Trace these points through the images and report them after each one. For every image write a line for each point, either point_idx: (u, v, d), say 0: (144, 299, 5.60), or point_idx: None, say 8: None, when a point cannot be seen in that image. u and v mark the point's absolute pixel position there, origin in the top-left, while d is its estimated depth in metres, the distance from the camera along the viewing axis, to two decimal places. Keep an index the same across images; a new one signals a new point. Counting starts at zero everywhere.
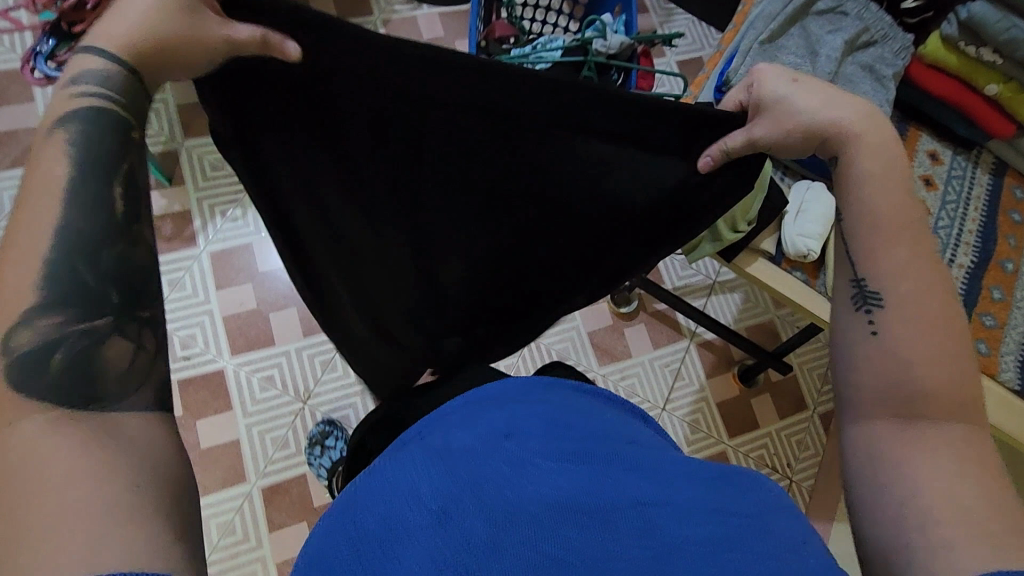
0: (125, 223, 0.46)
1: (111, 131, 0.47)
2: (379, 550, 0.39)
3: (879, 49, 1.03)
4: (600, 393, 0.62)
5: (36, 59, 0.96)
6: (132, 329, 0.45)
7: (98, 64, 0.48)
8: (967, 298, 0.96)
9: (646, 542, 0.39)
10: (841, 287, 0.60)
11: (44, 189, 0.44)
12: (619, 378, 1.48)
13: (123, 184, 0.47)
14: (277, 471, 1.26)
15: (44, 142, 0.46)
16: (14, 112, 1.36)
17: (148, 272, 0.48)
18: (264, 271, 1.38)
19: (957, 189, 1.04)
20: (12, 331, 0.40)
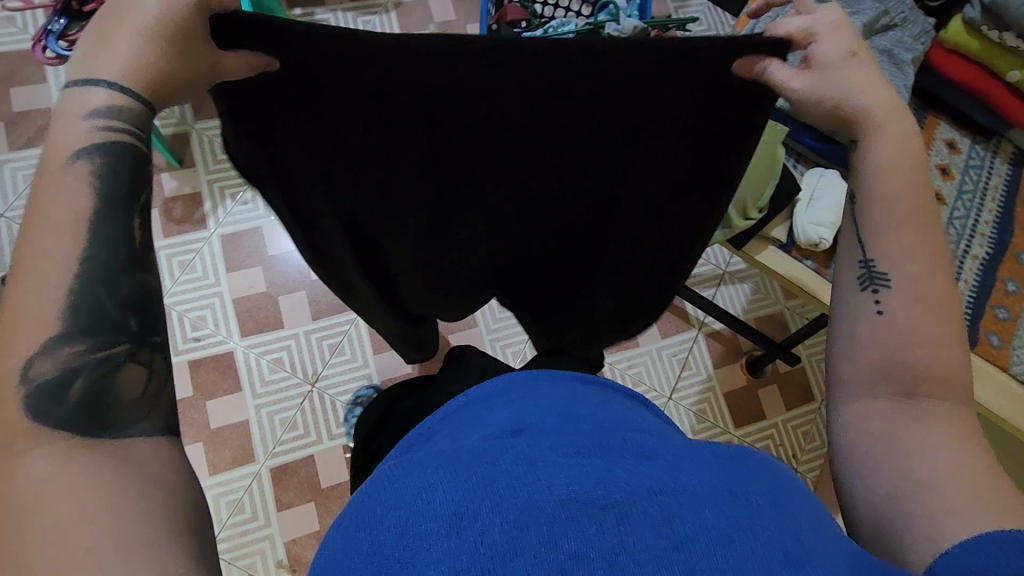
0: (141, 250, 0.48)
1: (129, 163, 0.48)
2: (394, 563, 0.36)
3: (899, 32, 0.99)
4: (601, 382, 0.60)
5: (47, 37, 0.96)
6: (145, 355, 0.47)
7: (103, 98, 0.46)
8: (981, 289, 0.95)
9: (664, 532, 0.38)
10: (847, 265, 0.59)
11: (63, 222, 0.44)
12: (626, 366, 1.48)
13: (141, 216, 0.48)
14: (286, 452, 1.28)
15: (61, 172, 0.46)
16: (27, 92, 1.37)
17: (159, 300, 0.49)
18: (273, 254, 1.39)
19: (974, 178, 1.02)
20: (35, 358, 0.41)
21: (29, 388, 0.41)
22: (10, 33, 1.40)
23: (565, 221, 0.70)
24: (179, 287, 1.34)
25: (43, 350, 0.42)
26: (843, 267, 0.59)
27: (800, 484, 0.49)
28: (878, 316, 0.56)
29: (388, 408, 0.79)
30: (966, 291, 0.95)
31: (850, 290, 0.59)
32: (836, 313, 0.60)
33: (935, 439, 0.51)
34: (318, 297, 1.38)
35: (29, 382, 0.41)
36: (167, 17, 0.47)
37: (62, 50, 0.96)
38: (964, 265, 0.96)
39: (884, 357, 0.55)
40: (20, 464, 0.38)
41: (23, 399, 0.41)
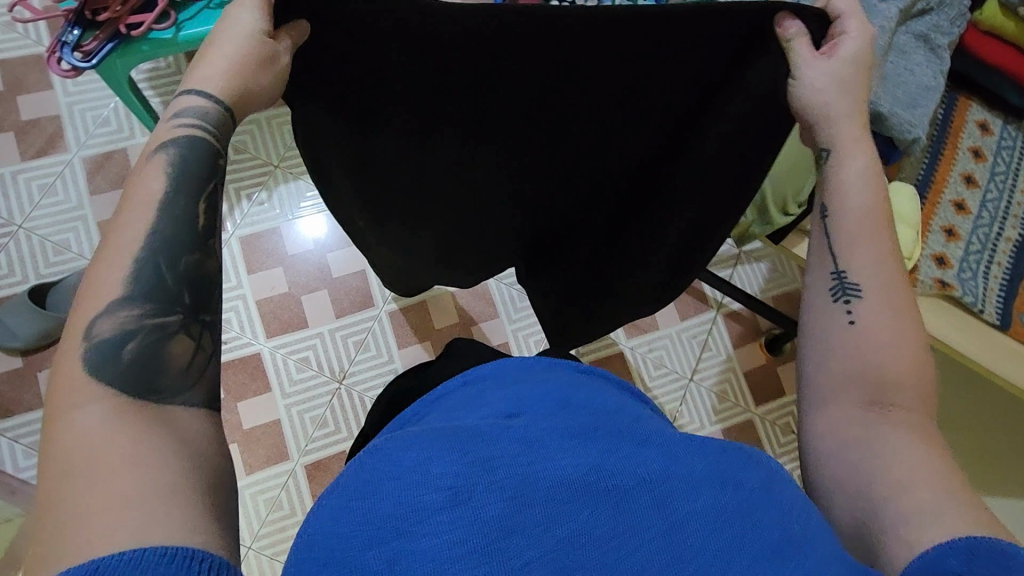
0: (203, 235, 0.50)
1: (198, 155, 0.51)
2: (393, 534, 0.38)
3: (934, 16, 0.95)
4: (599, 373, 0.59)
5: (62, 49, 0.94)
6: (197, 329, 0.48)
7: (197, 103, 0.51)
8: (1015, 272, 0.96)
9: (657, 518, 0.40)
10: (819, 277, 0.62)
11: (141, 202, 0.48)
12: (647, 350, 1.49)
13: (207, 203, 0.50)
14: (318, 449, 1.30)
15: (146, 161, 0.50)
16: (35, 100, 1.36)
17: (216, 280, 0.50)
18: (293, 254, 1.39)
19: (1006, 160, 1.02)
20: (97, 319, 0.44)
21: (90, 345, 0.44)
22: (12, 40, 1.37)
23: (574, 207, 0.71)
24: None
25: (105, 312, 0.45)
26: (816, 279, 0.62)
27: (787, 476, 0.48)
28: (849, 327, 0.59)
29: (387, 401, 0.77)
30: (1000, 274, 0.95)
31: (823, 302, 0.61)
32: (807, 327, 0.62)
33: (923, 425, 0.55)
34: (342, 295, 1.39)
35: (93, 339, 0.44)
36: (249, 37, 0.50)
37: (78, 62, 0.94)
38: (997, 248, 0.97)
39: (847, 352, 0.58)
40: (75, 415, 0.41)
41: (87, 352, 0.43)
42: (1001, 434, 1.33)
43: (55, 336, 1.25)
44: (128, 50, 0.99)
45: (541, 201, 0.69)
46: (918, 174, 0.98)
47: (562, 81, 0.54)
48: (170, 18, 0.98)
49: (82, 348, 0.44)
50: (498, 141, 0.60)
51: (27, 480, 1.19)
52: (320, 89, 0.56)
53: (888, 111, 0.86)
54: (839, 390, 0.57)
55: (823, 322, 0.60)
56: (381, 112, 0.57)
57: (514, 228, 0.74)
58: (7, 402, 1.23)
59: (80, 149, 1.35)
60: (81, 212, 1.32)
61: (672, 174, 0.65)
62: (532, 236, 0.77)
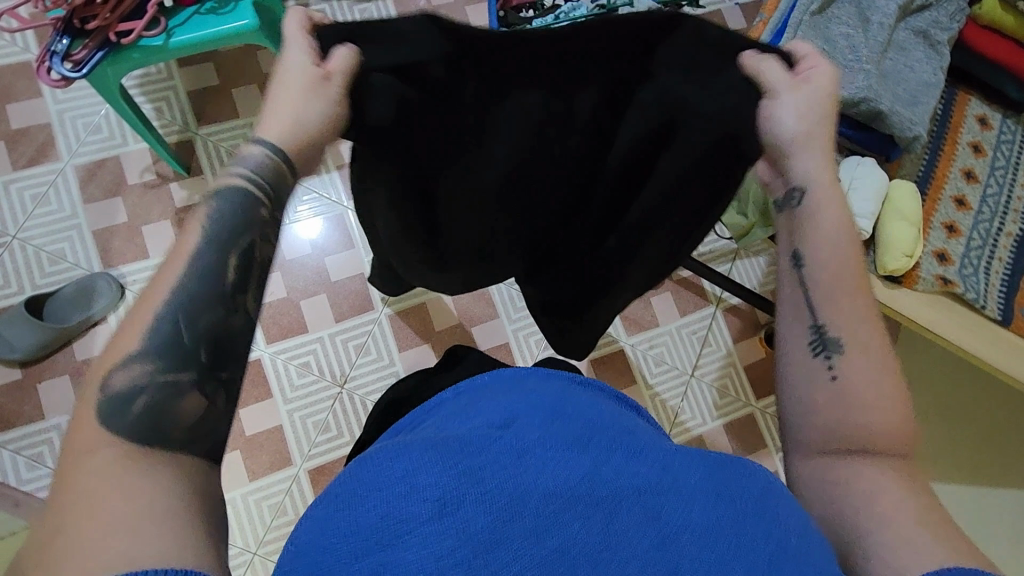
0: (230, 292, 0.51)
1: (243, 204, 0.54)
2: (379, 544, 0.38)
3: (934, 12, 0.98)
4: (593, 383, 0.59)
5: (52, 59, 0.93)
6: (210, 386, 0.49)
7: (256, 154, 0.56)
8: (1015, 267, 0.96)
9: (648, 530, 0.39)
10: (800, 331, 0.61)
11: (179, 254, 0.51)
12: (647, 347, 1.49)
13: (240, 258, 0.53)
14: (321, 453, 1.30)
15: (197, 209, 0.54)
16: (25, 108, 1.34)
17: (239, 338, 0.52)
18: (289, 257, 1.38)
19: (1006, 154, 1.02)
20: (114, 372, 0.47)
21: (104, 396, 0.46)
22: None
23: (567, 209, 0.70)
24: None
25: (122, 365, 0.47)
26: (795, 333, 0.62)
27: (781, 488, 0.48)
28: (830, 383, 0.58)
29: (388, 403, 0.76)
30: (1000, 269, 0.96)
31: (803, 357, 0.60)
32: (786, 380, 0.62)
33: None
34: (340, 299, 1.38)
35: (106, 390, 0.46)
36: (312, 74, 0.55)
37: (68, 71, 0.94)
38: (998, 243, 0.97)
39: (823, 400, 0.58)
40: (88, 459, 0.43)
41: (101, 402, 0.46)
42: (999, 424, 1.34)
43: (53, 347, 1.24)
44: (119, 58, 0.98)
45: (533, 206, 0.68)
46: (919, 170, 0.98)
47: None
48: (160, 25, 0.97)
49: (97, 398, 0.46)
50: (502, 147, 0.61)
51: (30, 492, 1.19)
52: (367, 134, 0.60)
53: (888, 109, 0.91)
54: (818, 446, 0.57)
55: (804, 375, 0.60)
56: (405, 137, 0.60)
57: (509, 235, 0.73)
58: (7, 414, 1.22)
59: (73, 157, 1.33)
60: (75, 221, 1.31)
61: (649, 183, 0.65)
62: (521, 245, 0.76)
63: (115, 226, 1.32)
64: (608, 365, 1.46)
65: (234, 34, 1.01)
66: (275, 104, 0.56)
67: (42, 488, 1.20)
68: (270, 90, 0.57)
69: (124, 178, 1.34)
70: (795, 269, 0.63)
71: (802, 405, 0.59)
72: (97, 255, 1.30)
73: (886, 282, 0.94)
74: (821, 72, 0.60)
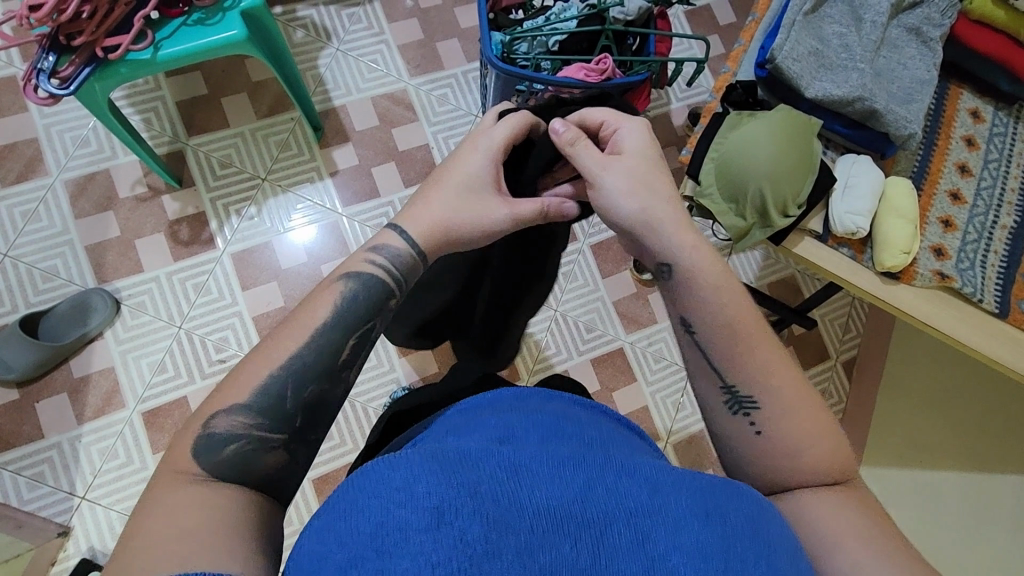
0: (340, 368, 0.55)
1: (370, 292, 0.58)
2: (370, 552, 0.37)
3: (925, 8, 0.99)
4: (595, 405, 0.59)
5: (38, 76, 0.92)
6: (297, 448, 0.52)
7: (398, 244, 0.60)
8: (1012, 258, 0.97)
9: (637, 555, 0.38)
10: (711, 392, 0.59)
11: (304, 325, 0.55)
12: (646, 344, 1.48)
13: (355, 337, 0.56)
14: (325, 462, 1.30)
15: (328, 288, 0.58)
16: (11, 124, 1.32)
17: (328, 408, 0.55)
18: (286, 267, 1.34)
19: (999, 146, 1.03)
20: (218, 416, 0.51)
21: (203, 435, 0.50)
22: None
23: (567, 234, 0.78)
24: (197, 312, 1.30)
25: (227, 411, 0.51)
26: (708, 394, 0.59)
27: (772, 511, 0.47)
28: (756, 437, 0.56)
29: (392, 418, 0.74)
30: (997, 261, 0.96)
31: (724, 417, 0.58)
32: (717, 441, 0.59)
33: None
34: None
35: (209, 428, 0.50)
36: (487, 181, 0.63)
37: (55, 88, 0.93)
38: (994, 235, 0.98)
39: (753, 443, 0.57)
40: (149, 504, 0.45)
41: (197, 440, 0.50)
42: (996, 411, 1.36)
43: (51, 365, 1.24)
44: (108, 73, 0.97)
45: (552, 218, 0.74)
46: (913, 166, 0.99)
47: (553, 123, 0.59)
48: (147, 38, 0.96)
49: (198, 433, 0.50)
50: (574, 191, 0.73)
51: (33, 512, 1.18)
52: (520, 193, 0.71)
53: (883, 108, 0.92)
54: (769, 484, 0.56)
55: (728, 435, 0.58)
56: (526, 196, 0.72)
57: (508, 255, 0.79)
58: (6, 434, 1.21)
59: (62, 172, 1.32)
60: (67, 236, 1.29)
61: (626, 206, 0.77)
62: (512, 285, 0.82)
63: (108, 241, 1.30)
64: (609, 364, 1.46)
65: (222, 45, 1.00)
66: (436, 197, 0.62)
67: (45, 508, 1.19)
68: (434, 187, 0.63)
69: (115, 192, 1.33)
70: (688, 334, 0.60)
71: (737, 458, 0.58)
72: (90, 271, 1.29)
73: (884, 278, 0.94)
74: (629, 136, 0.64)
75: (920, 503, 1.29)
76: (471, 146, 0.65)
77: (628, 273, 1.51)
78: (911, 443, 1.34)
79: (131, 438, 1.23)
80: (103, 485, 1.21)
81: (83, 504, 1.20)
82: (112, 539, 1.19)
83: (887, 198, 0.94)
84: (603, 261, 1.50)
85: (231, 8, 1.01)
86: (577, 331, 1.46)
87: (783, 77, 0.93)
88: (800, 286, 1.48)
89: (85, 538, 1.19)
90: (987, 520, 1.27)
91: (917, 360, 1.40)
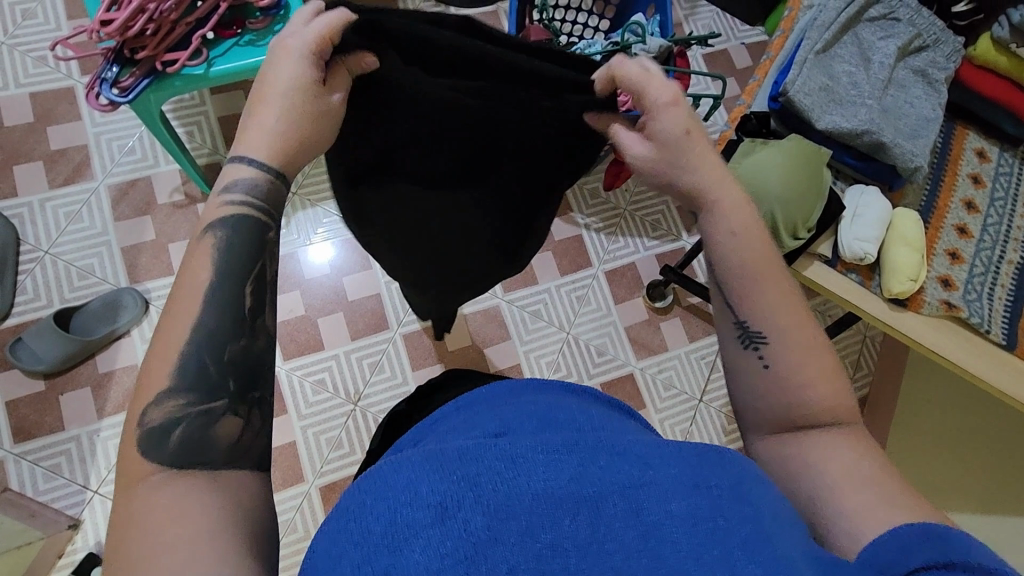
0: (251, 319, 0.55)
1: (241, 231, 0.57)
2: (384, 549, 0.38)
3: (931, 52, 1.04)
4: (586, 391, 0.61)
5: (102, 85, 1.00)
6: (242, 409, 0.53)
7: (249, 173, 0.58)
8: (1017, 294, 0.99)
9: (633, 523, 0.41)
10: (727, 326, 0.63)
11: (191, 294, 0.53)
12: (656, 371, 1.50)
13: (253, 283, 0.56)
14: (332, 470, 1.31)
15: (196, 244, 0.56)
16: (65, 130, 1.40)
17: (261, 361, 0.55)
18: (308, 278, 1.41)
19: (1004, 186, 1.06)
20: (148, 410, 0.50)
21: (143, 432, 0.49)
22: (44, 73, 1.42)
23: (520, 156, 0.75)
24: None
25: (157, 402, 0.50)
26: (725, 329, 0.64)
27: (760, 477, 0.49)
28: (764, 372, 0.60)
29: (391, 421, 0.76)
30: (1004, 295, 0.98)
31: (735, 350, 0.62)
32: None
33: None
34: (356, 316, 1.41)
35: (146, 423, 0.50)
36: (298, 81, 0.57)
37: (116, 97, 1.01)
38: (1001, 270, 1.00)
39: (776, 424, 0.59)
40: (140, 487, 0.47)
41: (138, 437, 0.49)
42: (1009, 454, 1.34)
43: (78, 359, 1.28)
44: (163, 85, 1.04)
45: (489, 121, 0.70)
46: (921, 201, 1.03)
47: (481, 60, 0.63)
48: (202, 56, 1.04)
49: (136, 431, 0.50)
50: (503, 95, 0.67)
51: (47, 503, 1.20)
52: (443, 94, 0.66)
53: (891, 142, 0.96)
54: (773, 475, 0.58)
55: (738, 368, 0.62)
56: (440, 102, 0.67)
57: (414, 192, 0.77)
58: (29, 424, 1.25)
59: (106, 177, 1.39)
60: (105, 238, 1.36)
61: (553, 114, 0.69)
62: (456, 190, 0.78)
63: (142, 243, 1.37)
64: (618, 389, 1.47)
65: None
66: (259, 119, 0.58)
67: (57, 500, 1.21)
68: (250, 116, 0.59)
69: (154, 197, 1.40)
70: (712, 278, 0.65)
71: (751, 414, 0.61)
72: (124, 271, 1.35)
73: (892, 304, 0.96)
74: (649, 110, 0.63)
75: None
76: (283, 52, 0.57)
77: (640, 299, 1.54)
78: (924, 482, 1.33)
79: None
80: (116, 480, 1.23)
81: (95, 497, 1.22)
82: None
83: (894, 227, 0.97)
84: (616, 287, 1.53)
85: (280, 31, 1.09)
86: (586, 353, 1.48)
87: (795, 109, 0.97)
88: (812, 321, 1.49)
89: (93, 532, 1.20)
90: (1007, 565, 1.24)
91: (930, 397, 1.40)
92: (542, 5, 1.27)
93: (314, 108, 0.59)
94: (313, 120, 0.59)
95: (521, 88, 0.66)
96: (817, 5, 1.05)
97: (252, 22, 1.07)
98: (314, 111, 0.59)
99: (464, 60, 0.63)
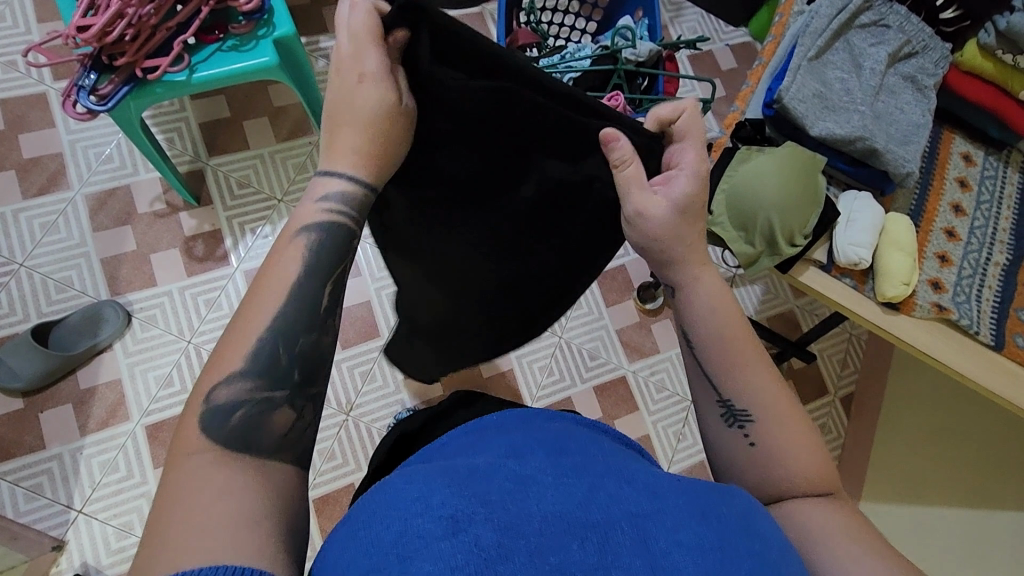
0: (325, 317, 0.55)
1: (337, 237, 0.57)
2: (394, 558, 0.37)
3: (921, 58, 1.06)
4: (597, 425, 0.61)
5: (78, 93, 0.97)
6: (300, 403, 0.53)
7: (341, 186, 0.58)
8: (1004, 294, 1.01)
9: (639, 552, 0.39)
10: (709, 405, 0.64)
11: (277, 285, 0.53)
12: (648, 373, 1.50)
13: (333, 286, 0.56)
14: (327, 481, 1.29)
15: (287, 243, 0.56)
16: (38, 138, 1.36)
17: (325, 360, 0.55)
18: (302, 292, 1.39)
19: (990, 189, 1.09)
20: (217, 388, 0.50)
21: (208, 410, 0.49)
22: (15, 79, 1.37)
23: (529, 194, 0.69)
24: (208, 326, 1.31)
25: (227, 382, 0.50)
26: (707, 406, 0.64)
27: (761, 509, 0.50)
28: (748, 448, 0.61)
29: (397, 437, 0.75)
30: (991, 296, 1.01)
31: (720, 429, 0.63)
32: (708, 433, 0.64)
33: None
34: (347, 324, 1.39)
35: (210, 402, 0.49)
36: (374, 86, 0.57)
37: (93, 104, 0.98)
38: (987, 272, 1.03)
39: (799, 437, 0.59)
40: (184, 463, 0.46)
41: (202, 413, 0.49)
42: (994, 449, 1.38)
43: (59, 375, 1.24)
44: (143, 93, 1.01)
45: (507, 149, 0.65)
46: (910, 205, 1.05)
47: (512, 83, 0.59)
48: (183, 62, 1.01)
49: (200, 409, 0.49)
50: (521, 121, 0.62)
51: (30, 524, 1.17)
52: (467, 110, 0.61)
53: (883, 148, 0.98)
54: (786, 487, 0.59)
55: (723, 444, 0.62)
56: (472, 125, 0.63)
57: (429, 219, 0.73)
58: (7, 444, 1.21)
59: (83, 186, 1.35)
60: (83, 249, 1.32)
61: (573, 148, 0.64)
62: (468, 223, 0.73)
63: (123, 253, 1.33)
64: (612, 392, 1.47)
65: (256, 71, 1.05)
66: (347, 139, 0.58)
67: (40, 521, 1.17)
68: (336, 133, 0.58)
69: (134, 207, 1.36)
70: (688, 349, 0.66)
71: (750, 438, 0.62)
72: (104, 283, 1.31)
73: (884, 307, 0.98)
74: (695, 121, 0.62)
75: (920, 536, 1.30)
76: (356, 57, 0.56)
77: (631, 302, 1.54)
78: (913, 478, 1.36)
79: (133, 450, 1.23)
80: (101, 499, 1.20)
81: (80, 517, 1.18)
82: (107, 555, 1.17)
83: (887, 233, 0.99)
84: (608, 289, 1.53)
85: (264, 36, 1.06)
86: (579, 356, 1.48)
87: (789, 116, 0.99)
88: (799, 321, 1.50)
89: (79, 552, 1.17)
90: (988, 546, 1.30)
91: (917, 392, 1.43)
92: (529, 7, 1.26)
93: (388, 121, 0.58)
94: (396, 127, 0.59)
95: (577, 121, 0.61)
96: (808, 11, 1.06)
97: (235, 26, 1.04)
98: (394, 122, 0.59)
99: (508, 77, 0.59)
